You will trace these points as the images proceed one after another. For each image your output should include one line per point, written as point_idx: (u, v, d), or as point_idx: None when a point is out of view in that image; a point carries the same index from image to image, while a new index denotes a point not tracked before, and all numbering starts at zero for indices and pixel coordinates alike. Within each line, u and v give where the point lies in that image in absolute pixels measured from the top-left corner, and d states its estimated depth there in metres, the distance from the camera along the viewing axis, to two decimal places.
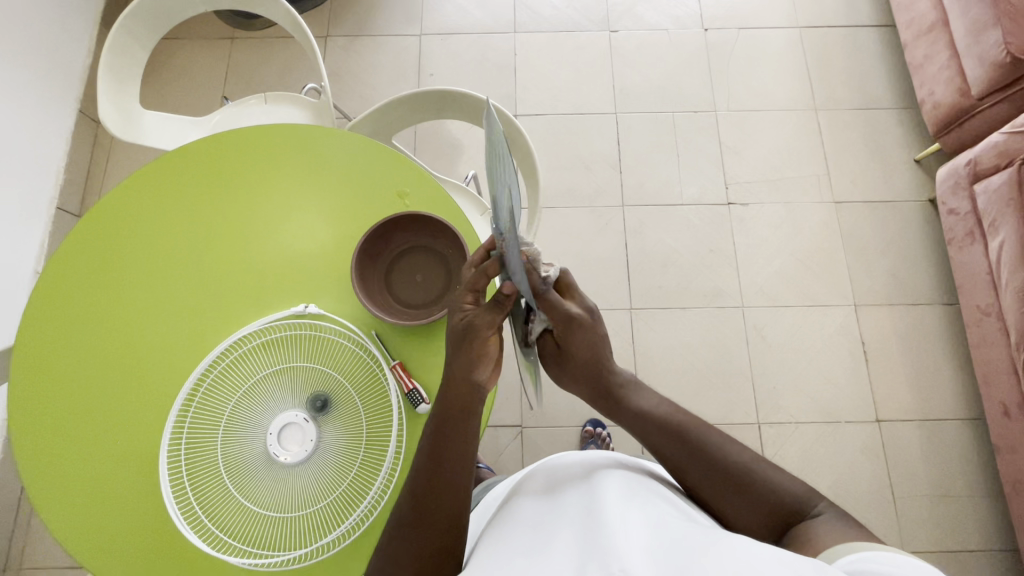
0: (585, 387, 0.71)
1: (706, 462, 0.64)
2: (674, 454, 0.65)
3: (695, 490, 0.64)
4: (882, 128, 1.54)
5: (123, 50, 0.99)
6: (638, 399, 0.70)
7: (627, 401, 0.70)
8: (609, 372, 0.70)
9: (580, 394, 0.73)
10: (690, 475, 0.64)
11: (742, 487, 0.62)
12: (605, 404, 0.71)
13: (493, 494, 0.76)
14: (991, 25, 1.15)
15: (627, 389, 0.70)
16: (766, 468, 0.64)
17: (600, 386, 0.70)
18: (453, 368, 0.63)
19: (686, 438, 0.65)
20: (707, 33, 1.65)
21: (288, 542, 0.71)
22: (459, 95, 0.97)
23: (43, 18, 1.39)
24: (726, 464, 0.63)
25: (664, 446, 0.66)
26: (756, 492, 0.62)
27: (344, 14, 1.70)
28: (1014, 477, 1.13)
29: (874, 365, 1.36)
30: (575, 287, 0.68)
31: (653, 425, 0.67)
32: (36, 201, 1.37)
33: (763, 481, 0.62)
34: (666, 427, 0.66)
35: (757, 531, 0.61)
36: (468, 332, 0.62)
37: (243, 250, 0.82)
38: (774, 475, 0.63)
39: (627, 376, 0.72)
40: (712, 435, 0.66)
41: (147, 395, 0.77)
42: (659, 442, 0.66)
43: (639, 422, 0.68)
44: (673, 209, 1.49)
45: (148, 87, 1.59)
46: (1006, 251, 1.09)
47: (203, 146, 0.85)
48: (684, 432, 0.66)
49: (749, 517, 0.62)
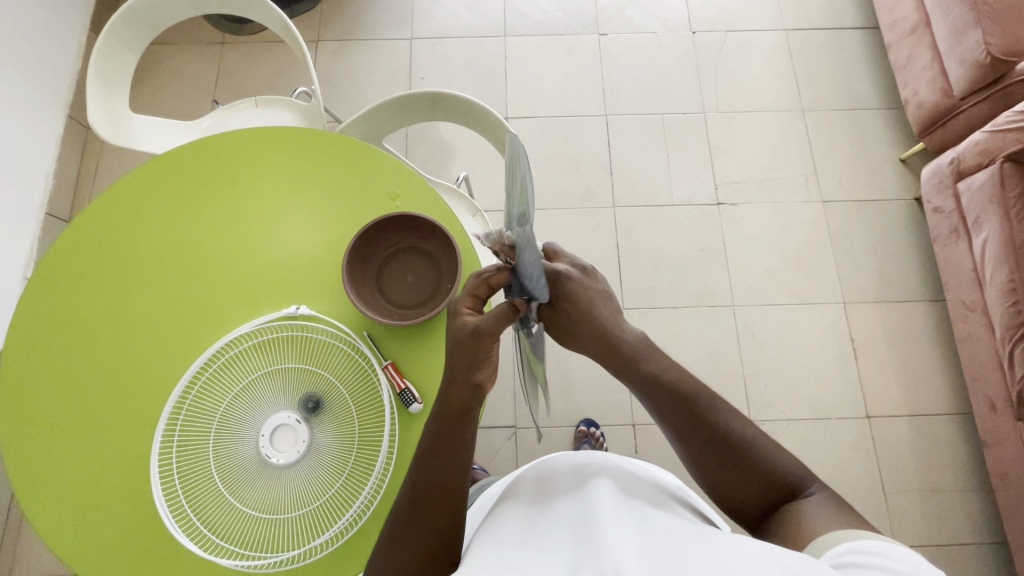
0: (593, 345, 0.71)
1: (708, 433, 0.64)
2: (677, 421, 0.66)
3: (694, 457, 0.65)
4: (868, 127, 1.56)
5: (112, 56, 0.99)
6: (650, 364, 0.69)
7: (636, 362, 0.70)
8: (614, 330, 0.70)
9: (590, 355, 0.72)
10: (690, 444, 0.65)
11: (739, 461, 0.63)
12: (616, 364, 0.71)
13: (488, 496, 0.75)
14: (972, 26, 1.17)
15: (642, 352, 0.70)
16: (766, 444, 0.64)
17: (611, 346, 0.70)
18: (453, 369, 0.61)
19: (690, 405, 0.66)
20: (696, 35, 1.67)
21: (279, 544, 0.71)
22: (450, 98, 0.98)
23: (33, 25, 1.39)
24: (725, 437, 0.63)
25: (666, 411, 0.67)
26: (751, 467, 0.62)
27: (335, 18, 1.71)
28: (1002, 470, 1.15)
29: (864, 362, 1.37)
30: (562, 251, 0.75)
31: (659, 389, 0.67)
32: (24, 207, 1.36)
33: (760, 455, 0.63)
34: (670, 393, 0.67)
35: (750, 502, 0.63)
36: (476, 339, 0.59)
37: (236, 252, 0.82)
38: (772, 452, 0.63)
39: (637, 337, 0.72)
40: (717, 406, 0.66)
41: (139, 400, 0.77)
42: (663, 404, 0.67)
43: (648, 384, 0.68)
44: (663, 209, 1.50)
45: (138, 92, 1.59)
46: (989, 248, 1.11)
47: (196, 148, 0.85)
48: (689, 399, 0.66)
49: (743, 492, 0.63)
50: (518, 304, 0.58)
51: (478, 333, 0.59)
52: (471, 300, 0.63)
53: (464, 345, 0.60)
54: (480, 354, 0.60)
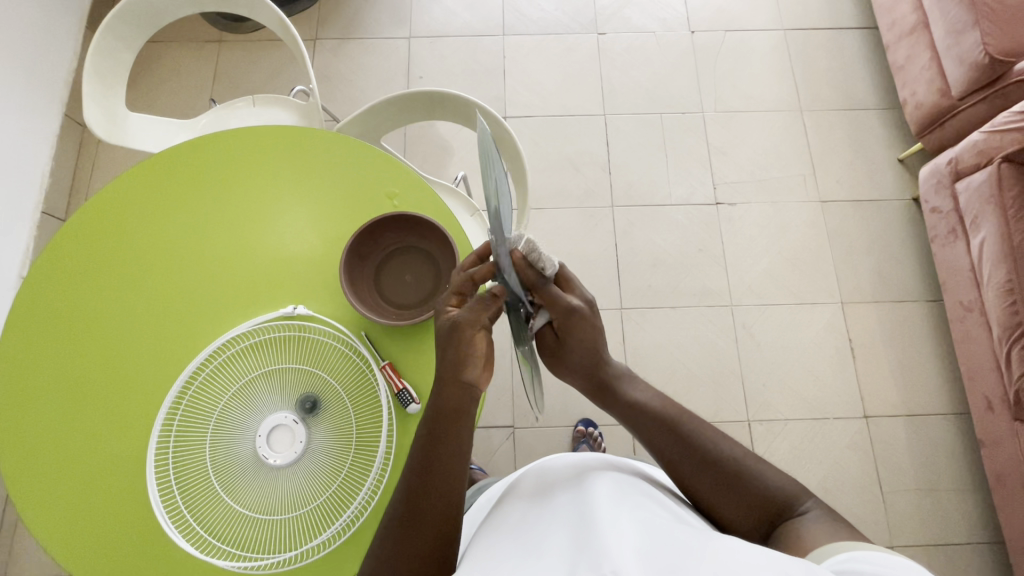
0: (580, 377, 0.71)
1: (698, 455, 0.64)
2: (666, 446, 0.66)
3: (683, 481, 0.65)
4: (866, 127, 1.56)
5: (108, 53, 0.98)
6: (631, 391, 0.70)
7: (620, 391, 0.70)
8: (604, 362, 0.71)
9: (576, 385, 0.73)
10: (682, 467, 0.65)
11: (732, 480, 0.62)
12: (598, 394, 0.72)
13: (487, 498, 0.74)
14: (970, 27, 1.17)
15: (623, 383, 0.71)
16: (756, 463, 0.64)
17: (597, 376, 0.71)
18: (441, 369, 0.63)
19: (677, 431, 0.66)
20: (694, 35, 1.67)
21: (275, 545, 0.70)
22: (448, 96, 0.97)
23: (29, 22, 1.38)
24: (715, 457, 0.64)
25: (654, 437, 0.67)
26: (745, 486, 0.62)
27: (333, 16, 1.70)
28: (999, 471, 1.15)
29: (861, 362, 1.37)
30: (575, 281, 0.68)
31: (645, 417, 0.68)
32: (20, 205, 1.35)
33: (752, 474, 0.63)
34: (658, 420, 0.67)
35: (745, 524, 0.62)
36: (454, 333, 0.62)
37: (232, 252, 0.82)
38: (763, 470, 0.63)
39: (620, 368, 0.73)
40: (704, 429, 0.67)
41: (135, 400, 0.77)
42: (651, 431, 0.67)
43: (630, 412, 0.69)
44: (661, 209, 1.50)
45: (135, 90, 1.58)
46: (987, 248, 1.11)
47: (192, 146, 0.85)
48: (676, 423, 0.67)
49: (739, 512, 0.62)
50: (496, 291, 0.62)
51: (456, 326, 0.62)
52: (455, 296, 0.65)
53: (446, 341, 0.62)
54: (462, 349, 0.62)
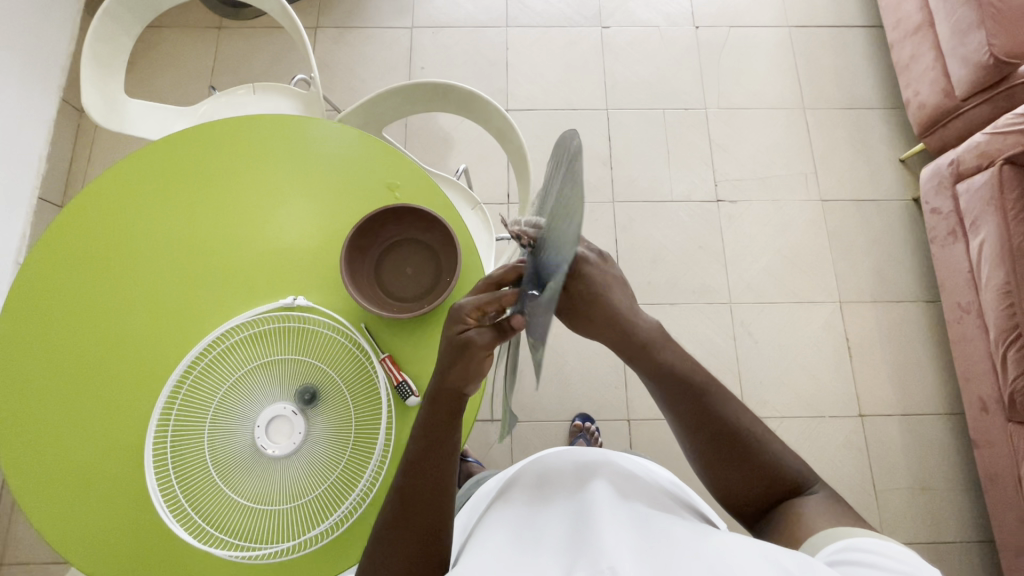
0: (610, 334, 0.63)
1: (718, 429, 0.61)
2: (687, 415, 0.63)
3: (699, 453, 0.63)
4: (869, 126, 1.56)
5: (106, 37, 0.97)
6: (666, 352, 0.63)
7: (653, 352, 0.63)
8: (632, 325, 0.62)
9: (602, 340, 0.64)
10: (700, 439, 0.62)
11: (747, 458, 0.61)
12: (629, 351, 0.64)
13: (484, 490, 0.74)
14: (975, 27, 1.17)
15: (657, 341, 0.64)
16: (773, 441, 0.63)
17: (625, 332, 0.63)
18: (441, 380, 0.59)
19: (701, 400, 0.62)
20: (699, 30, 1.66)
21: (274, 535, 0.71)
22: (452, 87, 0.97)
23: (27, 5, 1.36)
24: (735, 434, 0.61)
25: (677, 403, 0.63)
26: (758, 464, 0.61)
27: (335, 4, 1.68)
28: (991, 470, 1.16)
29: (858, 361, 1.38)
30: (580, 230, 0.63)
31: (672, 383, 0.63)
32: (14, 190, 1.34)
33: (768, 453, 0.61)
34: (686, 389, 0.63)
35: (750, 499, 0.62)
36: (466, 351, 0.56)
37: (232, 241, 0.82)
38: (779, 449, 0.62)
39: (652, 325, 0.65)
40: (728, 401, 0.63)
41: (133, 388, 0.76)
42: (675, 399, 0.63)
43: (661, 375, 0.64)
44: (662, 205, 1.50)
45: (133, 75, 1.57)
46: (986, 250, 1.12)
47: (193, 134, 0.84)
48: (702, 393, 0.63)
49: (748, 489, 0.62)
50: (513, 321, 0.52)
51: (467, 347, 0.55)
52: (474, 309, 0.55)
53: (456, 355, 0.57)
54: (472, 366, 0.57)
